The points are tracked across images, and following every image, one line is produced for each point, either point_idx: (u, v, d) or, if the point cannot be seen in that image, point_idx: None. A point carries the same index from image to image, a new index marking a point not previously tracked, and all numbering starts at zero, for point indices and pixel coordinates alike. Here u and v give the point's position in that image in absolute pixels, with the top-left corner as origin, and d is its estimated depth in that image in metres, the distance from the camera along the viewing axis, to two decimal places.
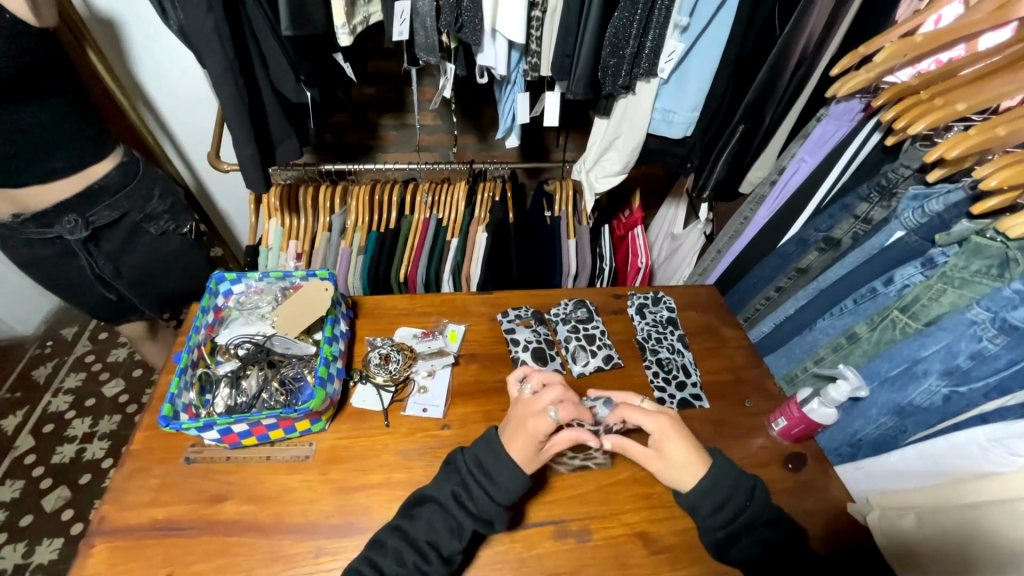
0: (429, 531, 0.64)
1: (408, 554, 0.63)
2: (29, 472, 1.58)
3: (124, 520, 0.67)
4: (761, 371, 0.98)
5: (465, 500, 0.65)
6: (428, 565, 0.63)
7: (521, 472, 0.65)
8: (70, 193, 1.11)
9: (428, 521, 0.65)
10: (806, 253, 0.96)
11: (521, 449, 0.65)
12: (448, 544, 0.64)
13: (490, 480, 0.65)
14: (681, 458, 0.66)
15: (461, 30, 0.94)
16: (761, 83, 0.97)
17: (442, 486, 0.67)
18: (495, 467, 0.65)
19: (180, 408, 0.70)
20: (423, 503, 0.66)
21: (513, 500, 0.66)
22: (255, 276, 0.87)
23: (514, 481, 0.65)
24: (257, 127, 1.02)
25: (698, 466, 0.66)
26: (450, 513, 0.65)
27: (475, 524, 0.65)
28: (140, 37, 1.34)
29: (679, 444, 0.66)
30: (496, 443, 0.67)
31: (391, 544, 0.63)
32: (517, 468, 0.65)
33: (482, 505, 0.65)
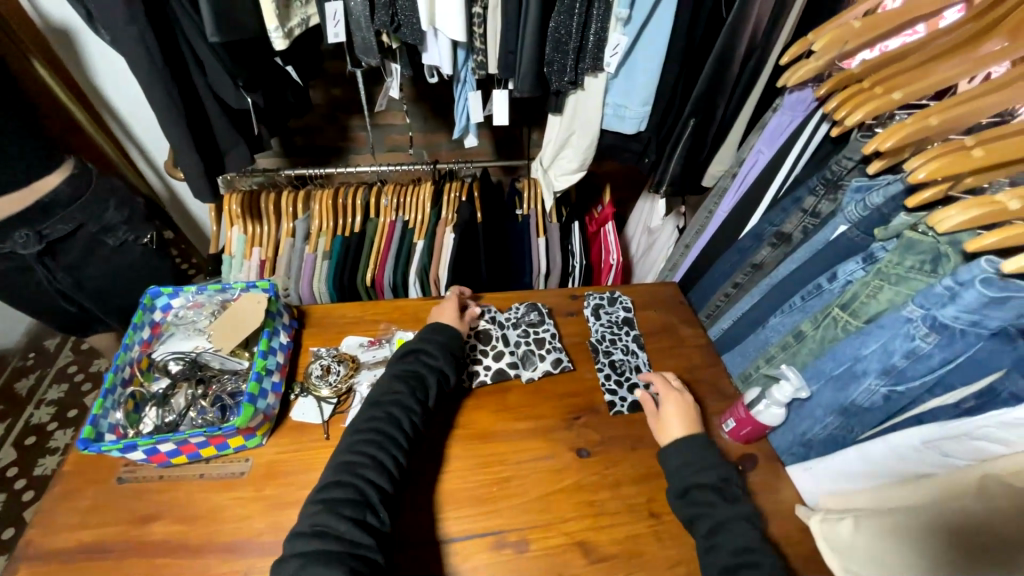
0: (408, 388, 0.74)
1: (398, 410, 0.71)
2: (11, 484, 1.59)
3: (53, 543, 0.67)
4: (716, 371, 0.96)
5: (429, 359, 0.79)
6: (416, 411, 0.73)
7: (456, 326, 0.86)
8: (19, 207, 1.09)
9: (404, 380, 0.75)
10: (760, 248, 0.94)
11: (451, 309, 0.89)
12: (424, 391, 0.76)
13: (439, 340, 0.82)
14: (671, 415, 0.79)
15: (399, 30, 0.92)
16: (708, 75, 0.94)
17: (404, 359, 0.79)
18: (437, 332, 0.84)
19: (104, 429, 0.69)
20: (394, 375, 0.76)
21: (458, 346, 0.84)
22: (193, 290, 0.86)
23: (454, 335, 0.84)
24: (201, 136, 1.00)
25: (682, 425, 0.78)
26: (420, 372, 0.77)
27: (439, 376, 0.79)
28: (90, 46, 1.31)
29: (681, 402, 0.81)
30: (430, 322, 0.87)
31: (377, 413, 0.71)
32: (451, 325, 0.86)
33: (443, 357, 0.80)
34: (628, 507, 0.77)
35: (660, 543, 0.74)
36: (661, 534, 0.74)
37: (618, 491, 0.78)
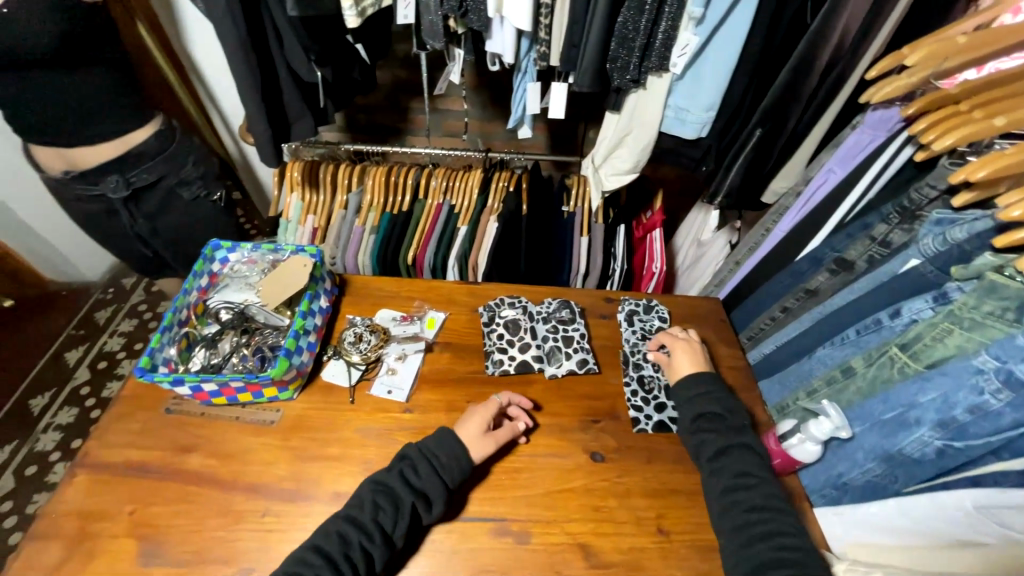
0: (374, 510, 0.66)
1: (351, 533, 0.64)
2: (83, 401, 1.80)
3: (105, 457, 0.74)
4: (750, 396, 0.91)
5: (411, 478, 0.69)
6: (371, 545, 0.64)
7: (464, 449, 0.72)
8: (114, 155, 1.21)
9: (373, 500, 0.66)
10: (817, 273, 0.88)
11: (473, 426, 0.75)
12: (391, 522, 0.66)
13: (437, 457, 0.71)
14: (682, 359, 0.85)
15: (466, 16, 0.92)
16: (782, 84, 0.88)
17: (389, 469, 0.70)
18: (440, 450, 0.71)
19: (159, 361, 0.76)
20: (369, 490, 0.68)
21: (455, 474, 0.71)
22: (248, 247, 0.92)
23: (457, 461, 0.71)
24: (272, 104, 1.06)
25: (693, 367, 0.84)
26: (394, 491, 0.68)
27: (418, 501, 0.68)
28: (187, 14, 1.42)
29: (686, 351, 0.87)
30: (445, 431, 0.74)
31: (335, 529, 0.65)
32: (462, 446, 0.72)
33: (427, 480, 0.69)
34: (636, 518, 0.75)
35: (664, 560, 0.72)
36: (666, 552, 0.72)
37: (627, 501, 0.76)
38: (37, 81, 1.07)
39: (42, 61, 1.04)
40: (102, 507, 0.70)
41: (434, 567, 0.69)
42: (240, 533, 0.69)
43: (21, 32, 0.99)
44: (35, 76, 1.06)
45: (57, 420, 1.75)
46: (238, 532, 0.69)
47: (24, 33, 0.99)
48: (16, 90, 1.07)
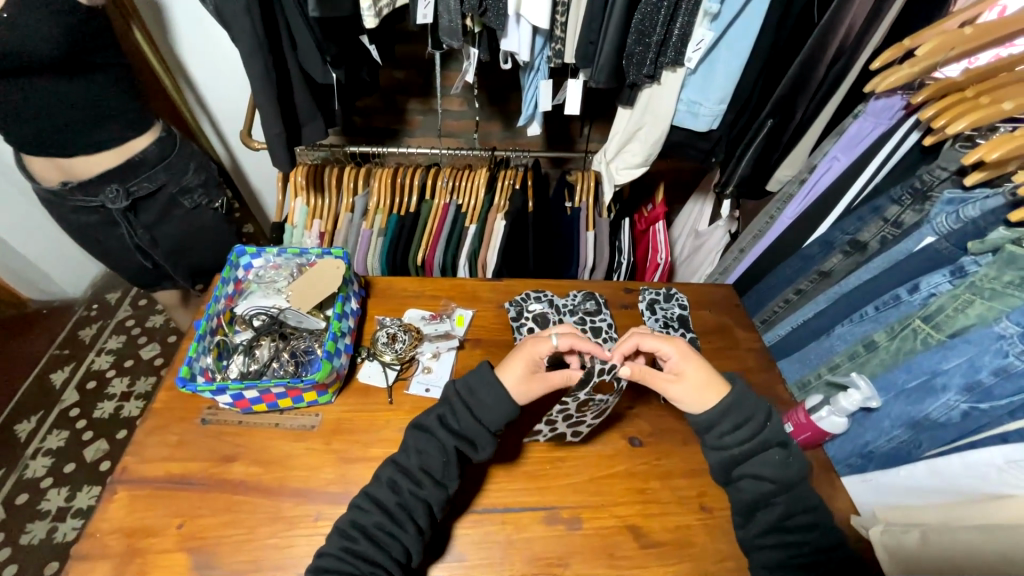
0: (420, 456, 0.66)
1: (400, 480, 0.65)
2: (73, 424, 1.71)
3: (144, 472, 0.73)
4: (772, 375, 0.95)
5: (450, 422, 0.68)
6: (421, 489, 0.65)
7: (502, 385, 0.68)
8: (113, 164, 1.17)
9: (416, 448, 0.67)
10: (830, 255, 0.92)
11: (516, 369, 0.69)
12: (437, 466, 0.66)
13: (473, 397, 0.68)
14: (697, 376, 0.70)
15: (485, 14, 0.93)
16: (793, 76, 0.93)
17: (428, 413, 0.69)
18: (479, 388, 0.68)
19: (197, 371, 0.75)
20: (412, 437, 0.68)
21: (496, 414, 0.67)
22: (273, 252, 0.90)
23: (499, 401, 0.67)
24: (286, 107, 1.05)
25: (720, 388, 0.70)
26: (436, 438, 0.67)
27: (461, 445, 0.67)
28: (182, 18, 1.39)
29: (697, 363, 0.71)
30: (482, 369, 0.69)
31: (386, 475, 0.66)
32: (505, 390, 0.67)
33: (467, 425, 0.67)
34: (679, 499, 0.77)
35: (710, 537, 0.74)
36: (711, 528, 0.75)
37: (668, 483, 0.79)
38: (36, 89, 1.03)
39: (41, 67, 1.01)
40: (148, 522, 0.68)
41: (490, 557, 0.70)
42: (295, 538, 0.68)
43: (21, 39, 0.96)
44: (33, 83, 1.02)
45: (47, 445, 1.66)
46: (293, 538, 0.68)
47: (24, 39, 0.96)
48: (12, 98, 1.03)
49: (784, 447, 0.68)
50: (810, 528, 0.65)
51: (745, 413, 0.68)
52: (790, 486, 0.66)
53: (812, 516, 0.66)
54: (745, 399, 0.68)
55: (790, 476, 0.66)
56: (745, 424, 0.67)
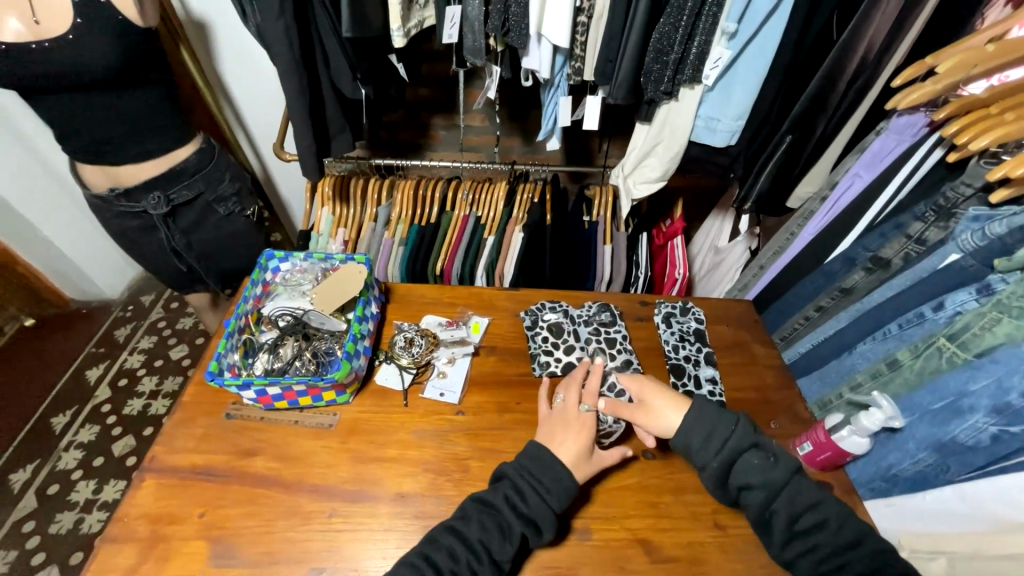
0: (482, 531, 0.65)
1: (461, 551, 0.64)
2: (104, 419, 1.79)
3: (170, 462, 0.76)
4: (792, 393, 0.94)
5: (518, 503, 0.68)
6: (479, 567, 0.64)
7: (568, 472, 0.69)
8: (156, 172, 1.25)
9: (481, 523, 0.66)
10: (852, 272, 0.91)
11: (574, 449, 0.71)
12: (498, 546, 0.65)
13: (542, 483, 0.68)
14: (660, 404, 0.74)
15: (507, 34, 0.97)
16: (813, 91, 0.93)
17: (496, 489, 0.69)
18: (548, 476, 0.69)
19: (224, 367, 0.79)
20: (476, 510, 0.67)
21: (562, 501, 0.68)
22: (300, 256, 0.95)
23: (565, 489, 0.68)
24: (317, 120, 1.10)
25: (679, 406, 0.73)
26: (502, 515, 0.67)
27: (525, 529, 0.67)
28: (226, 40, 1.49)
29: (660, 392, 0.75)
30: (543, 452, 0.71)
31: (445, 542, 0.65)
32: (566, 470, 0.69)
33: (534, 508, 0.67)
34: (693, 514, 0.76)
35: (724, 554, 0.73)
36: (725, 546, 0.73)
37: (682, 497, 0.78)
38: (92, 103, 1.11)
39: (97, 83, 1.09)
40: (172, 510, 0.71)
41: None
42: (309, 534, 0.70)
43: (82, 59, 1.04)
44: (90, 97, 1.11)
45: (78, 438, 1.74)
46: (307, 532, 0.70)
47: (85, 57, 1.03)
48: (71, 111, 1.11)
49: (765, 451, 0.68)
50: (821, 527, 0.64)
51: (710, 423, 0.69)
52: (781, 489, 0.66)
53: (817, 514, 0.65)
54: (706, 411, 0.70)
55: (777, 476, 0.66)
56: (712, 432, 0.68)
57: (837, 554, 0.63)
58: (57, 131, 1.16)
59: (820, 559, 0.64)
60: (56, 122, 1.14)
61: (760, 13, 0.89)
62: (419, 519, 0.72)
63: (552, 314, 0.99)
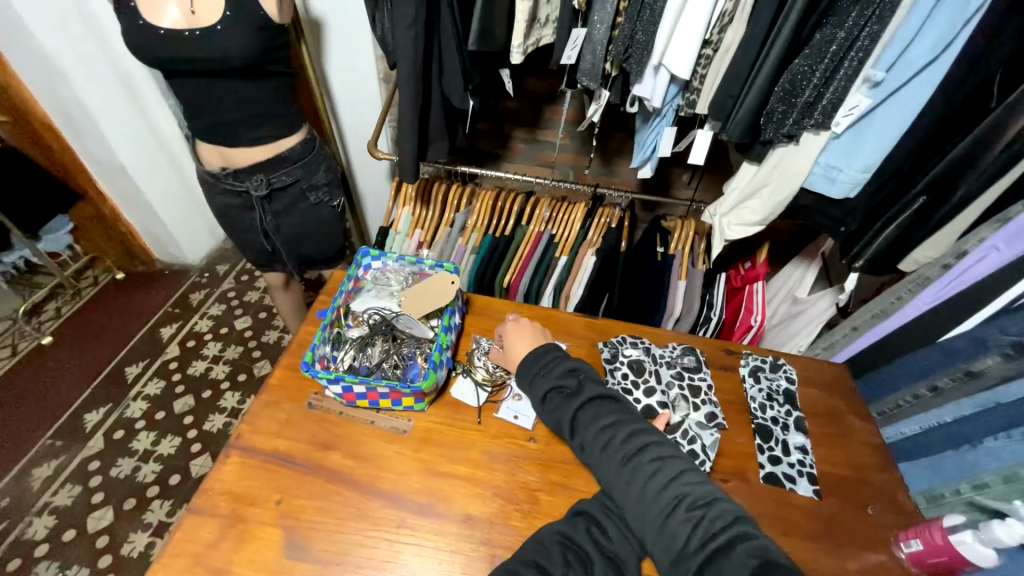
0: (566, 567, 0.61)
1: None
2: (170, 376, 1.91)
3: (253, 442, 0.78)
4: (894, 479, 0.85)
5: (600, 538, 0.65)
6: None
7: None
8: (263, 157, 1.33)
9: (563, 556, 0.62)
10: (983, 356, 0.82)
11: None
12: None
13: (623, 519, 0.66)
14: (523, 344, 0.83)
15: (628, 60, 0.96)
16: (960, 154, 0.85)
17: (575, 524, 0.66)
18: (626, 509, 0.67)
19: (317, 357, 0.82)
20: (557, 542, 0.64)
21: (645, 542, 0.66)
22: (393, 257, 0.98)
23: None
24: (422, 126, 1.13)
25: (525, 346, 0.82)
26: (585, 551, 0.63)
27: (608, 570, 0.62)
28: (338, 39, 1.57)
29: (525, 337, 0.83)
30: None
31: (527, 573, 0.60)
32: None
33: (619, 545, 0.65)
34: None
35: None
36: None
37: None
38: (224, 88, 1.20)
39: (231, 71, 1.17)
40: (251, 490, 0.73)
41: None
42: (377, 540, 0.70)
43: (223, 48, 1.11)
44: (222, 83, 1.19)
45: (146, 390, 1.86)
46: (375, 539, 0.70)
47: (227, 46, 1.11)
48: (204, 93, 1.20)
49: (571, 388, 0.74)
50: (607, 445, 0.68)
51: (535, 359, 0.79)
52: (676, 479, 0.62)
53: (608, 434, 0.69)
54: (542, 351, 0.79)
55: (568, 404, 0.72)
56: (544, 363, 0.78)
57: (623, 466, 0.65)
58: (188, 110, 1.26)
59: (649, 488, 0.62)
60: (189, 102, 1.24)
61: (913, 64, 0.82)
62: (485, 545, 0.70)
63: (633, 349, 0.96)
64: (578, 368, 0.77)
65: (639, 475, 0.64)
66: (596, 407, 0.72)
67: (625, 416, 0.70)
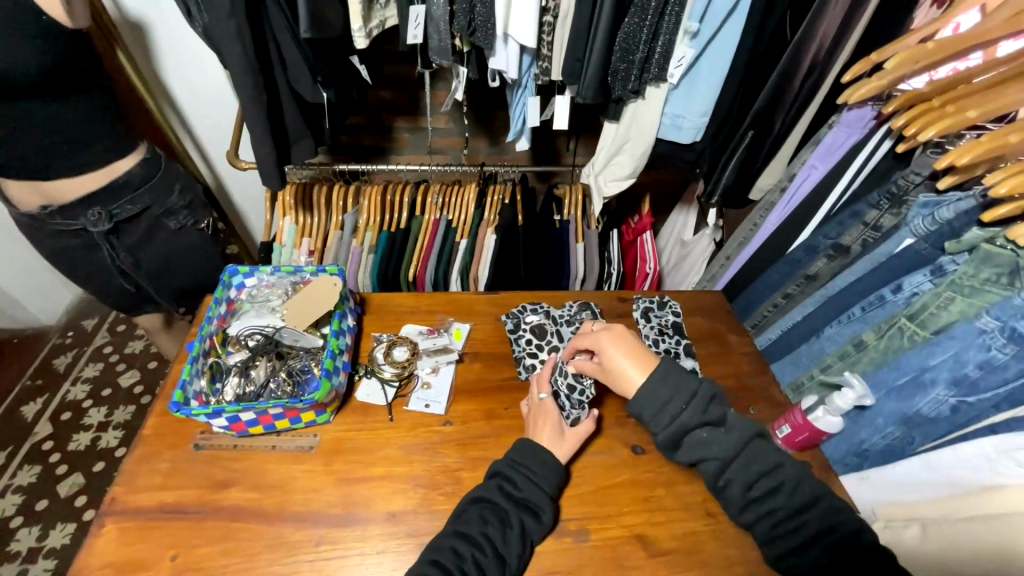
0: (483, 525, 0.66)
1: (464, 548, 0.64)
2: (46, 458, 1.63)
3: (134, 503, 0.70)
4: (768, 378, 0.98)
5: (511, 489, 0.70)
6: (486, 559, 0.64)
7: (547, 451, 0.73)
8: (96, 186, 1.15)
9: (481, 516, 0.66)
10: (815, 260, 0.95)
11: (550, 433, 0.76)
12: (502, 535, 0.66)
13: (530, 469, 0.72)
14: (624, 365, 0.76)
15: (474, 33, 0.96)
16: (771, 89, 0.97)
17: (487, 482, 0.71)
18: (530, 459, 0.72)
19: (190, 395, 0.73)
20: (473, 504, 0.68)
21: (552, 482, 0.72)
22: (267, 270, 0.90)
23: (550, 466, 0.73)
24: (276, 126, 1.04)
25: (643, 368, 0.75)
26: (498, 505, 0.68)
27: (522, 514, 0.69)
28: (167, 42, 1.39)
29: (620, 353, 0.77)
30: (527, 443, 0.74)
31: (448, 544, 0.64)
32: (548, 453, 0.73)
33: (528, 491, 0.70)
34: (684, 505, 0.77)
35: (717, 542, 0.74)
36: (718, 533, 0.75)
37: (674, 489, 0.79)
38: (17, 112, 1.01)
39: (21, 90, 0.98)
40: (139, 555, 0.65)
41: None
42: (297, 565, 0.66)
43: (2, 64, 0.93)
44: (13, 106, 1.00)
45: (17, 481, 1.58)
46: (295, 564, 0.66)
47: (7, 60, 0.93)
48: None
49: (715, 423, 0.72)
50: (774, 491, 0.68)
51: (666, 393, 0.72)
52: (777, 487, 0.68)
53: (773, 480, 0.68)
54: (667, 378, 0.73)
55: (728, 448, 0.70)
56: (667, 399, 0.72)
57: (793, 514, 0.66)
58: None
59: (777, 523, 0.67)
60: None
61: (718, 14, 0.93)
62: (413, 537, 0.70)
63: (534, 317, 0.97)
64: (716, 398, 0.73)
65: (809, 526, 0.65)
66: (757, 448, 0.70)
67: (732, 447, 0.70)
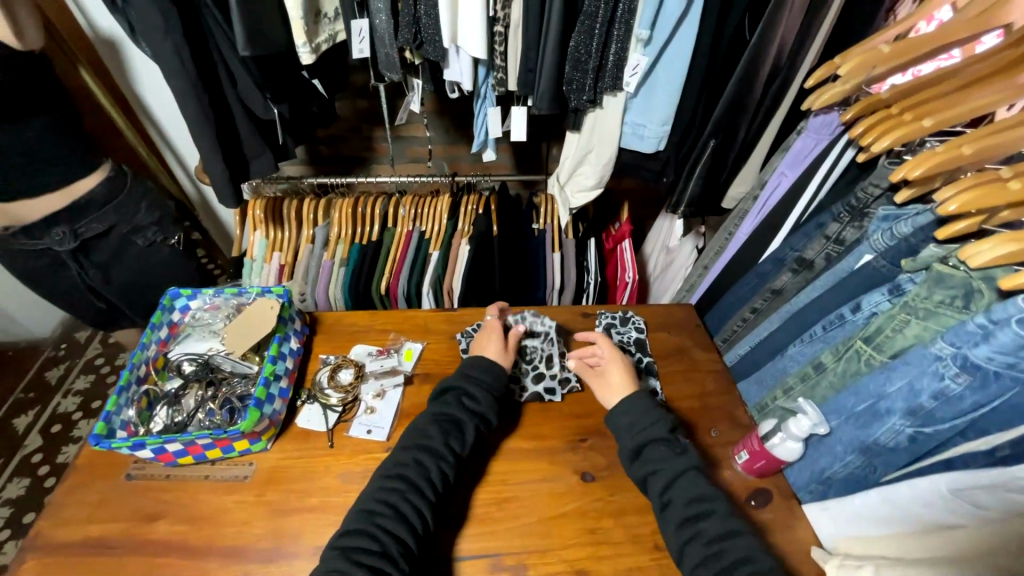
0: (443, 436, 0.73)
1: (424, 456, 0.70)
2: (35, 470, 1.64)
3: (60, 536, 0.68)
4: (731, 400, 0.93)
5: (467, 401, 0.77)
6: (443, 464, 0.70)
7: (494, 360, 0.81)
8: (62, 204, 1.13)
9: (441, 427, 0.73)
10: (781, 273, 0.91)
11: (493, 345, 0.84)
12: (458, 441, 0.73)
13: (481, 379, 0.79)
14: (617, 381, 0.80)
15: (421, 47, 0.94)
16: (730, 96, 0.93)
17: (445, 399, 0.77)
18: (479, 367, 0.80)
19: (116, 426, 0.72)
20: (432, 417, 0.74)
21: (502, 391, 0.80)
22: (210, 293, 0.87)
23: (496, 373, 0.80)
24: (229, 143, 1.03)
25: (628, 384, 0.80)
26: (456, 416, 0.75)
27: (476, 421, 0.76)
28: (139, 58, 1.39)
29: (619, 368, 0.81)
30: (476, 354, 0.82)
31: (408, 455, 0.71)
32: (491, 359, 0.82)
33: (482, 401, 0.77)
34: (632, 537, 0.73)
35: None
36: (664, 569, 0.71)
37: (622, 520, 0.75)
38: None
39: None
40: None
41: None
42: None
43: None
44: None
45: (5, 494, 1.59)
46: None
47: None
48: None
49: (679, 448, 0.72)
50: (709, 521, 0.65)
51: (643, 407, 0.75)
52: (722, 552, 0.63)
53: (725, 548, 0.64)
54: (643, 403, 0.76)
55: (681, 462, 0.70)
56: (645, 415, 0.75)
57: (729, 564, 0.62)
58: None
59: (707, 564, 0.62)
60: None
61: (670, 19, 0.87)
62: None
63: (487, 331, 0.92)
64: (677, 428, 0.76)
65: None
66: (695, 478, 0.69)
67: (684, 464, 0.70)
